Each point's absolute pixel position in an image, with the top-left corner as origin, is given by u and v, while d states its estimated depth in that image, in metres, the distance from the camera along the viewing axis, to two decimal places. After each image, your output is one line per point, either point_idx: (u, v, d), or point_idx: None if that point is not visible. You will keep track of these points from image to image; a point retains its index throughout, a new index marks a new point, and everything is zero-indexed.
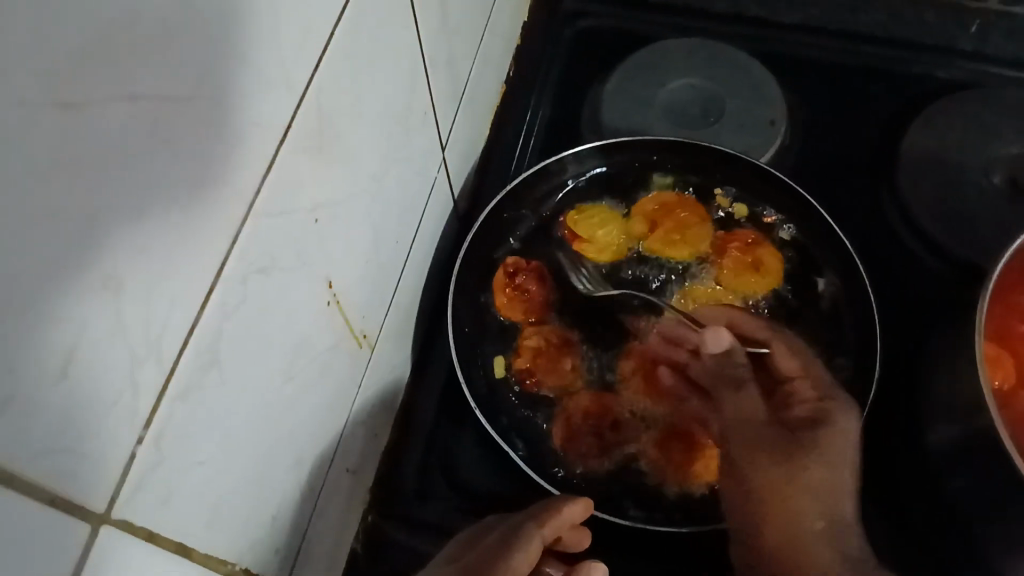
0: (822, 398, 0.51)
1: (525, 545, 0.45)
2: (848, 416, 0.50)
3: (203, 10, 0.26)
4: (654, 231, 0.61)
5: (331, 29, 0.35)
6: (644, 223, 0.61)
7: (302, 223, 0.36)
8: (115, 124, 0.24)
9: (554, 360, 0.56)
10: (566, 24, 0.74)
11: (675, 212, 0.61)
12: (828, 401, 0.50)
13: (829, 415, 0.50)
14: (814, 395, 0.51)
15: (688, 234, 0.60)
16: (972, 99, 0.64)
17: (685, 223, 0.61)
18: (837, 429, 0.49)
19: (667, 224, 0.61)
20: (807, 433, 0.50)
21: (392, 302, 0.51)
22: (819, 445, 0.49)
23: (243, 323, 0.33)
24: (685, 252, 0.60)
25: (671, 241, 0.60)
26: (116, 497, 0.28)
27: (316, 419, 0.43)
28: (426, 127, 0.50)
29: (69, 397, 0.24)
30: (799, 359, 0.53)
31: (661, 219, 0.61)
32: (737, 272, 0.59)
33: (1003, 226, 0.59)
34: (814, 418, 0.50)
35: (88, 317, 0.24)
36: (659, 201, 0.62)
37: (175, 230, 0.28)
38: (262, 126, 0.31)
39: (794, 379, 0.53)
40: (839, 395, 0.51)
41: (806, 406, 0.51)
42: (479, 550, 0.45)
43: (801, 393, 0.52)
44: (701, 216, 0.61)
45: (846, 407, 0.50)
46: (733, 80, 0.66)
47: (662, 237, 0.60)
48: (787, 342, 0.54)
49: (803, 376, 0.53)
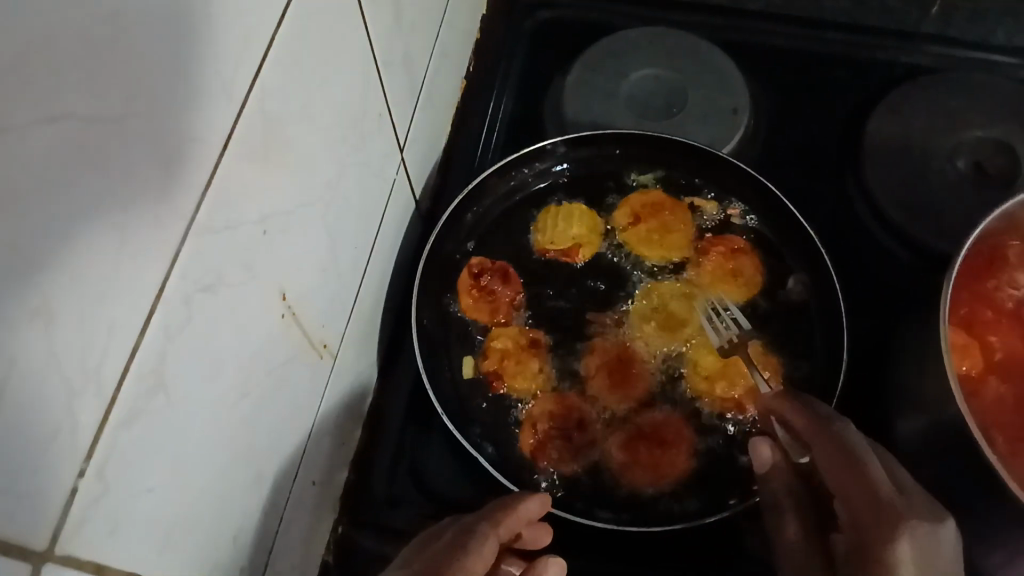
0: (867, 518, 0.42)
1: (480, 544, 0.44)
2: (896, 540, 0.40)
3: (131, 22, 0.25)
4: (636, 226, 0.60)
5: (274, 35, 0.34)
6: (628, 217, 0.61)
7: (251, 236, 0.35)
8: (38, 147, 0.23)
9: (521, 361, 0.56)
10: (527, 16, 0.73)
11: (661, 213, 0.60)
12: (869, 521, 0.41)
13: (871, 543, 0.41)
14: (858, 515, 0.42)
15: (668, 237, 0.60)
16: (934, 84, 0.64)
17: (669, 226, 0.60)
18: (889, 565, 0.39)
19: (651, 224, 0.60)
20: (856, 564, 0.41)
21: (354, 308, 0.50)
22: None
23: (189, 344, 0.32)
24: (660, 255, 0.60)
25: (650, 241, 0.60)
26: (58, 531, 0.27)
27: (275, 433, 0.42)
28: (383, 128, 0.49)
29: (2, 433, 0.23)
30: (846, 464, 0.44)
31: (646, 216, 0.60)
32: (713, 277, 0.59)
33: (968, 211, 0.59)
34: (861, 550, 0.41)
35: (18, 349, 0.23)
36: (648, 199, 0.61)
37: (111, 253, 0.26)
38: (203, 139, 0.30)
39: (843, 487, 0.44)
40: (882, 507, 0.41)
41: (851, 533, 0.43)
42: (430, 554, 0.44)
43: (846, 513, 0.43)
44: (686, 222, 0.61)
45: (894, 528, 0.40)
46: (696, 70, 0.65)
47: (643, 235, 0.60)
48: (828, 442, 0.46)
49: (848, 488, 0.44)
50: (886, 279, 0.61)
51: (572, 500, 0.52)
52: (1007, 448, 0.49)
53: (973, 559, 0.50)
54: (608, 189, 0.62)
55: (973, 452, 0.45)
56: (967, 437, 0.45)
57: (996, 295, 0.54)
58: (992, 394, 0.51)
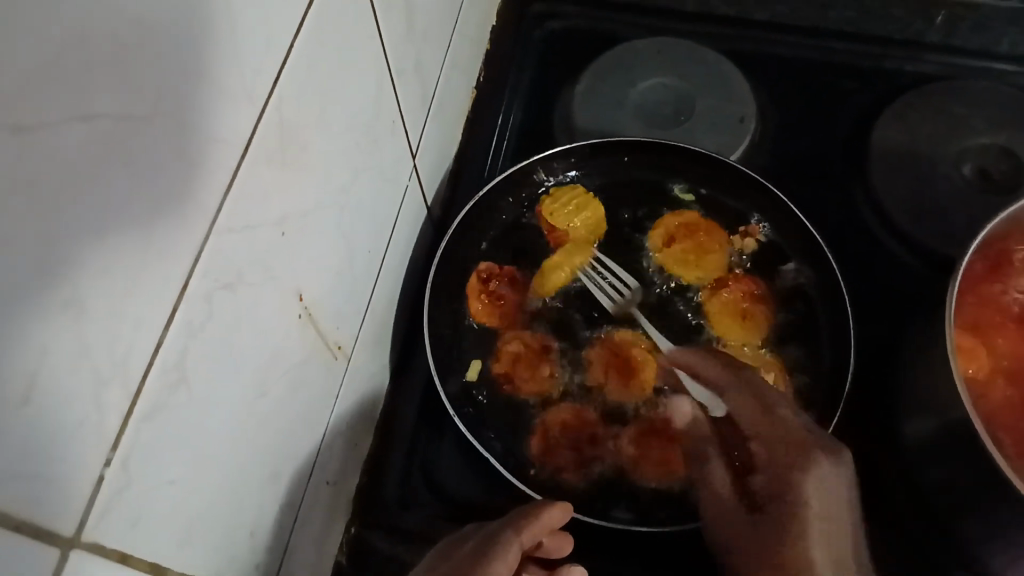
0: (782, 460, 0.48)
1: (504, 553, 0.45)
2: (808, 480, 0.46)
3: (159, 26, 0.26)
4: (670, 247, 0.60)
5: (294, 40, 0.35)
6: (663, 239, 0.61)
7: (269, 236, 0.36)
8: (70, 145, 0.24)
9: (533, 367, 0.57)
10: (536, 27, 0.74)
11: (697, 234, 0.60)
12: (785, 466, 0.48)
13: (793, 484, 0.47)
14: (774, 455, 0.49)
15: (704, 258, 0.60)
16: (938, 91, 0.65)
17: (704, 248, 0.60)
18: (801, 505, 0.46)
19: (685, 244, 0.60)
20: (777, 506, 0.48)
21: (367, 311, 0.51)
22: (788, 525, 0.47)
23: (210, 342, 0.33)
24: (695, 276, 0.60)
25: (683, 260, 0.60)
26: (86, 519, 0.27)
27: (290, 432, 0.43)
28: (396, 135, 0.50)
29: (34, 419, 0.24)
30: (752, 405, 0.50)
31: (681, 237, 0.60)
32: (724, 315, 0.58)
33: (975, 217, 0.59)
34: (779, 487, 0.48)
35: (51, 340, 0.24)
36: (682, 221, 0.61)
37: (138, 249, 0.27)
38: (225, 141, 0.31)
39: (757, 431, 0.50)
40: (798, 451, 0.47)
41: (769, 476, 0.49)
42: (454, 559, 0.45)
43: (761, 455, 0.49)
44: (723, 245, 0.60)
45: (805, 467, 0.47)
46: (703, 78, 0.66)
47: (677, 256, 0.60)
48: (732, 389, 0.51)
49: (762, 431, 0.50)
50: (892, 283, 0.61)
51: (585, 501, 0.53)
52: (1014, 449, 0.49)
53: (982, 560, 0.50)
54: (620, 195, 0.63)
55: (979, 453, 0.46)
56: (974, 438, 0.46)
57: (1003, 300, 0.54)
58: (1000, 396, 0.51)
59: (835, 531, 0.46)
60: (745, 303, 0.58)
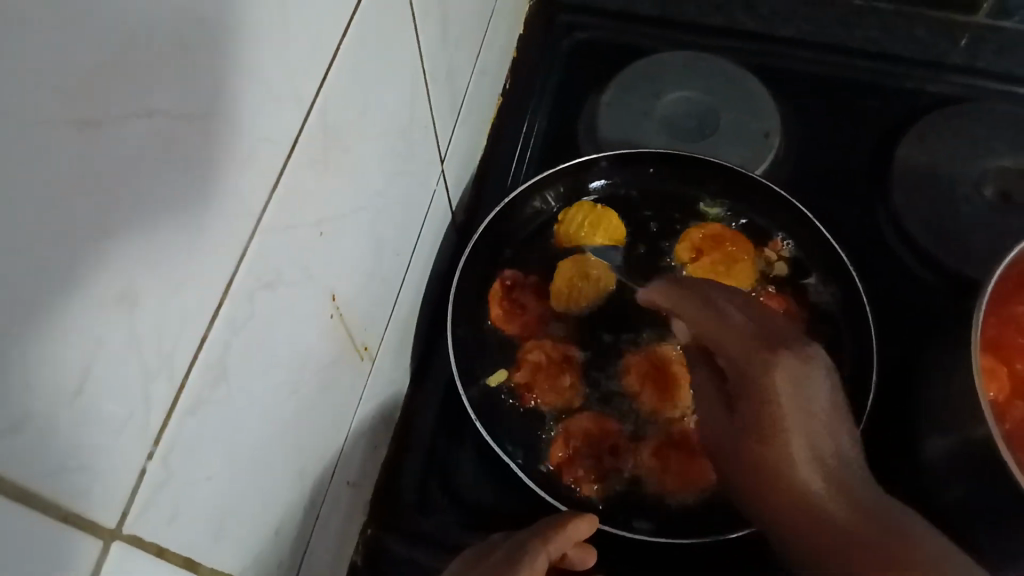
0: (744, 360, 0.46)
1: (530, 562, 0.45)
2: (776, 377, 0.45)
3: (215, 25, 0.27)
4: (700, 259, 0.60)
5: (338, 42, 0.35)
6: (690, 252, 0.61)
7: (308, 236, 0.36)
8: (129, 140, 0.24)
9: (554, 377, 0.57)
10: (562, 37, 0.74)
11: (724, 245, 0.61)
12: (747, 361, 0.46)
13: (759, 382, 0.46)
14: (739, 360, 0.47)
15: (734, 267, 0.60)
16: (962, 112, 0.65)
17: (733, 257, 0.60)
18: (772, 398, 0.45)
19: (714, 256, 0.60)
20: (750, 402, 0.46)
21: (393, 313, 0.51)
22: (766, 422, 0.46)
23: (250, 340, 0.33)
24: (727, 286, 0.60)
25: (715, 272, 0.60)
26: (126, 512, 0.28)
27: (317, 431, 0.43)
28: (427, 139, 0.50)
29: (82, 411, 0.24)
30: (712, 321, 0.48)
31: (708, 249, 0.61)
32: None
33: (996, 238, 0.60)
34: (744, 385, 0.47)
35: (104, 333, 0.24)
36: (708, 232, 0.61)
37: (186, 244, 0.28)
38: (270, 140, 0.32)
39: (716, 343, 0.48)
40: (759, 352, 0.46)
41: (738, 373, 0.47)
42: (484, 566, 0.45)
43: (727, 361, 0.48)
44: (750, 254, 0.61)
45: (767, 367, 0.45)
46: (728, 93, 0.66)
47: (708, 267, 0.60)
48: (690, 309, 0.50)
49: (723, 341, 0.48)
50: (912, 302, 0.61)
51: (605, 512, 0.53)
52: None
53: None
54: (644, 207, 0.63)
55: (1001, 476, 0.46)
56: (995, 459, 0.46)
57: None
58: (1020, 416, 0.52)
59: (808, 425, 0.45)
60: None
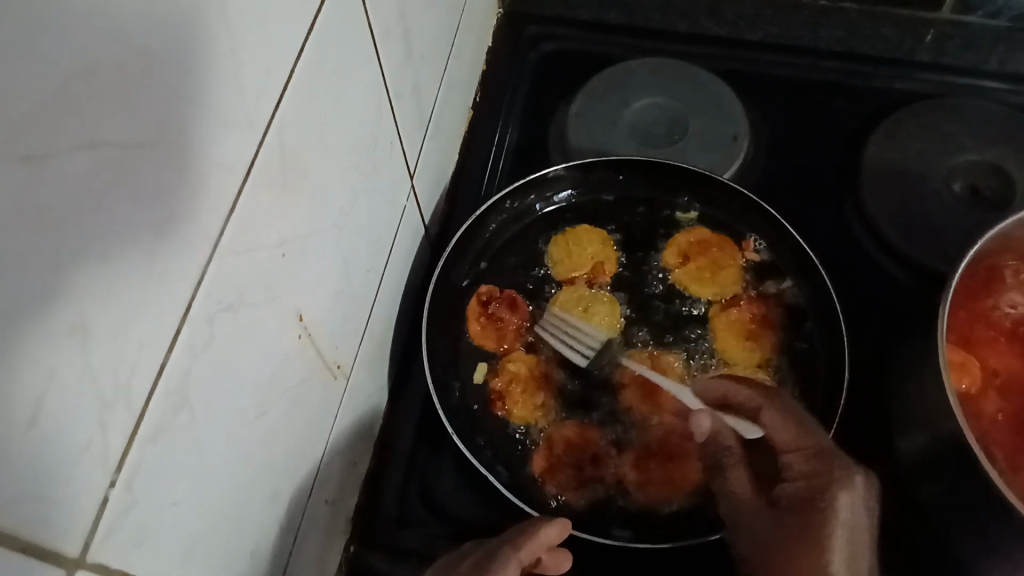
0: (815, 471, 0.47)
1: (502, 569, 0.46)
2: (842, 494, 0.46)
3: (163, 55, 0.27)
4: (685, 265, 0.61)
5: (294, 66, 0.36)
6: (677, 257, 0.61)
7: (271, 258, 0.37)
8: (78, 172, 0.24)
9: (530, 390, 0.57)
10: (531, 48, 0.75)
11: (710, 250, 0.61)
12: (822, 472, 0.47)
13: (824, 492, 0.46)
14: (812, 466, 0.48)
15: (719, 274, 0.60)
16: (927, 109, 0.66)
17: (719, 263, 0.61)
18: (833, 511, 0.46)
19: (700, 262, 0.61)
20: (803, 509, 0.47)
21: (366, 330, 0.51)
22: (814, 531, 0.46)
23: (212, 363, 0.33)
24: (711, 291, 0.60)
25: (699, 277, 0.60)
26: (90, 539, 0.28)
27: (290, 451, 0.43)
28: (393, 156, 0.51)
29: (38, 441, 0.25)
30: (793, 425, 0.49)
31: (694, 255, 0.61)
32: (728, 332, 0.59)
33: (965, 232, 0.60)
34: (809, 495, 0.47)
35: (59, 362, 0.25)
36: (695, 238, 0.62)
37: (141, 273, 0.28)
38: (226, 165, 0.32)
39: (787, 449, 0.49)
40: (833, 463, 0.47)
41: (805, 481, 0.48)
42: None
43: (796, 468, 0.49)
44: (735, 259, 0.61)
45: (839, 480, 0.46)
46: (695, 98, 0.67)
47: (692, 273, 0.61)
48: (777, 405, 0.51)
49: (798, 448, 0.49)
50: (887, 301, 0.62)
51: (585, 520, 0.53)
52: (1007, 463, 0.50)
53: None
54: (617, 214, 0.64)
55: (973, 469, 0.46)
56: (966, 454, 0.46)
57: (994, 315, 0.55)
58: (992, 409, 0.52)
59: (855, 549, 0.46)
60: (751, 325, 0.59)
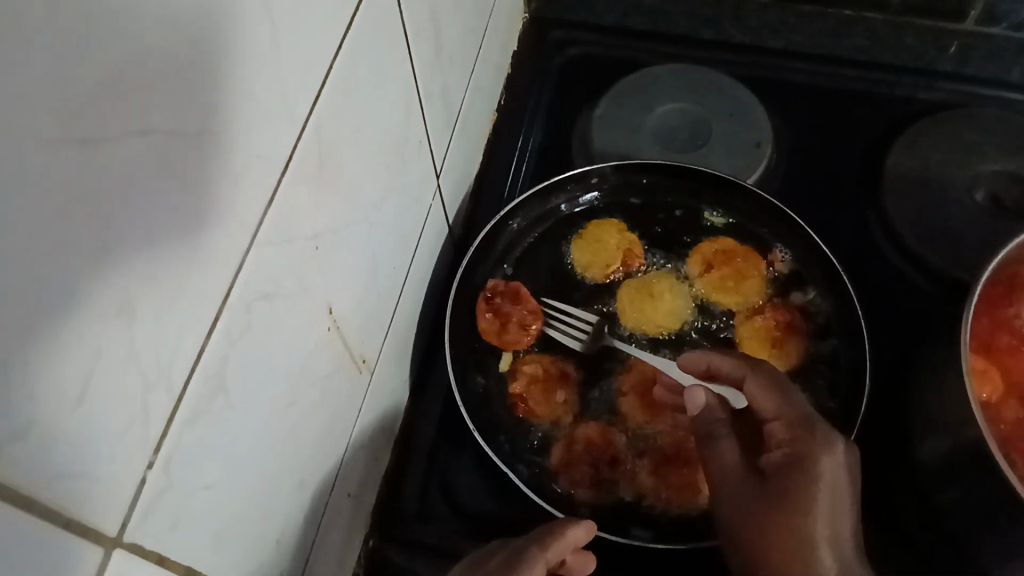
0: (800, 441, 0.47)
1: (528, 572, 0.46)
2: (823, 457, 0.46)
3: (209, 46, 0.28)
4: (709, 274, 0.61)
5: (331, 62, 0.36)
6: (701, 265, 0.62)
7: (303, 250, 0.37)
8: (129, 159, 0.25)
9: (550, 392, 0.57)
10: (555, 53, 0.75)
11: (734, 260, 0.61)
12: (802, 439, 0.46)
13: (804, 457, 0.46)
14: (794, 434, 0.47)
15: (742, 284, 0.60)
16: (951, 117, 0.66)
17: (743, 273, 0.61)
18: (813, 473, 0.46)
19: (724, 271, 0.61)
20: (784, 476, 0.47)
21: (390, 326, 0.52)
22: (795, 496, 0.46)
23: (247, 351, 0.34)
24: (734, 301, 0.61)
25: (723, 287, 0.61)
26: (128, 520, 0.28)
27: (316, 442, 0.43)
28: (421, 154, 0.51)
29: (83, 419, 0.25)
30: (773, 395, 0.49)
31: (719, 264, 0.61)
32: (753, 340, 0.59)
33: (987, 242, 0.60)
34: (791, 461, 0.47)
35: (105, 345, 0.25)
36: (720, 247, 0.62)
37: (182, 260, 0.29)
38: (266, 157, 0.33)
39: (771, 417, 0.48)
40: (816, 431, 0.46)
41: (785, 450, 0.47)
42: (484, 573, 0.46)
43: (779, 435, 0.48)
44: (759, 269, 0.61)
45: (820, 446, 0.46)
46: (719, 104, 0.67)
47: (715, 282, 0.61)
48: (759, 372, 0.50)
49: (779, 415, 0.48)
50: (908, 307, 0.62)
51: (597, 518, 0.54)
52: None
53: None
54: (641, 215, 0.64)
55: (994, 476, 0.46)
56: (987, 462, 0.46)
57: (1015, 323, 0.55)
58: (1012, 417, 0.52)
59: (835, 508, 0.46)
60: (776, 331, 0.59)
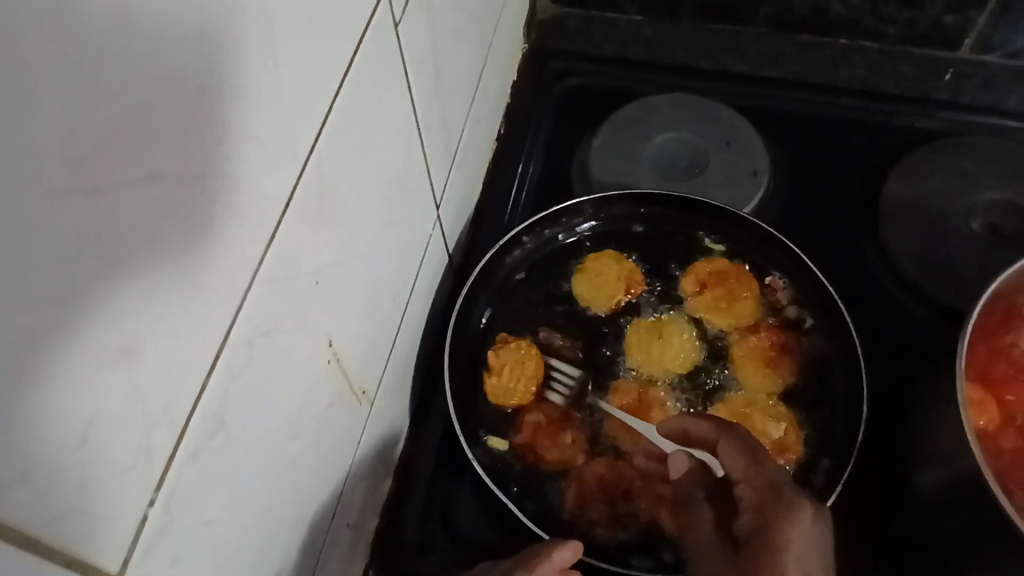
0: (767, 510, 0.46)
1: None
2: (790, 525, 0.45)
3: (210, 90, 0.28)
4: (703, 293, 0.62)
5: (333, 100, 0.37)
6: (695, 285, 0.62)
7: (304, 285, 0.38)
8: (133, 203, 0.26)
9: (555, 434, 0.58)
10: (555, 82, 0.76)
11: (728, 281, 0.61)
12: (769, 505, 0.46)
13: (773, 523, 0.45)
14: (761, 498, 0.47)
15: (734, 305, 0.61)
16: (947, 147, 0.67)
17: (735, 294, 0.61)
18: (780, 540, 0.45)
19: (717, 291, 0.61)
20: (755, 540, 0.46)
21: (391, 356, 0.52)
22: (764, 559, 0.45)
23: (247, 388, 0.34)
24: (727, 322, 0.61)
25: (716, 307, 0.61)
26: (130, 558, 0.29)
27: (316, 475, 0.44)
28: (421, 186, 0.52)
29: (87, 460, 0.26)
30: (745, 459, 0.48)
31: (712, 284, 0.62)
32: (749, 360, 0.59)
33: (984, 272, 0.61)
34: (761, 528, 0.46)
35: (109, 386, 0.26)
36: (715, 268, 0.62)
37: (183, 301, 0.29)
38: (266, 197, 0.33)
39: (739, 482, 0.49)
40: (781, 497, 0.46)
41: (753, 515, 0.47)
42: None
43: (747, 499, 0.47)
44: (752, 289, 0.62)
45: (787, 512, 0.45)
46: (716, 133, 0.68)
47: (709, 302, 0.61)
48: (731, 436, 0.50)
49: (747, 479, 0.48)
50: (906, 336, 0.62)
51: (612, 552, 0.54)
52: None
53: None
54: (639, 242, 0.65)
55: (992, 508, 0.46)
56: (984, 494, 0.46)
57: (1013, 351, 0.55)
58: (1010, 447, 0.52)
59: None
60: (770, 352, 0.60)
